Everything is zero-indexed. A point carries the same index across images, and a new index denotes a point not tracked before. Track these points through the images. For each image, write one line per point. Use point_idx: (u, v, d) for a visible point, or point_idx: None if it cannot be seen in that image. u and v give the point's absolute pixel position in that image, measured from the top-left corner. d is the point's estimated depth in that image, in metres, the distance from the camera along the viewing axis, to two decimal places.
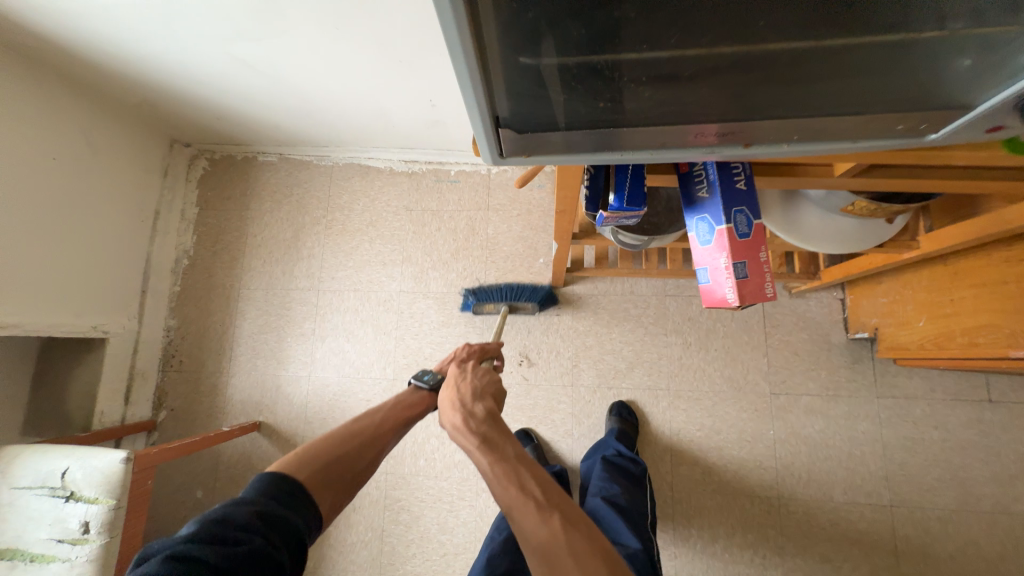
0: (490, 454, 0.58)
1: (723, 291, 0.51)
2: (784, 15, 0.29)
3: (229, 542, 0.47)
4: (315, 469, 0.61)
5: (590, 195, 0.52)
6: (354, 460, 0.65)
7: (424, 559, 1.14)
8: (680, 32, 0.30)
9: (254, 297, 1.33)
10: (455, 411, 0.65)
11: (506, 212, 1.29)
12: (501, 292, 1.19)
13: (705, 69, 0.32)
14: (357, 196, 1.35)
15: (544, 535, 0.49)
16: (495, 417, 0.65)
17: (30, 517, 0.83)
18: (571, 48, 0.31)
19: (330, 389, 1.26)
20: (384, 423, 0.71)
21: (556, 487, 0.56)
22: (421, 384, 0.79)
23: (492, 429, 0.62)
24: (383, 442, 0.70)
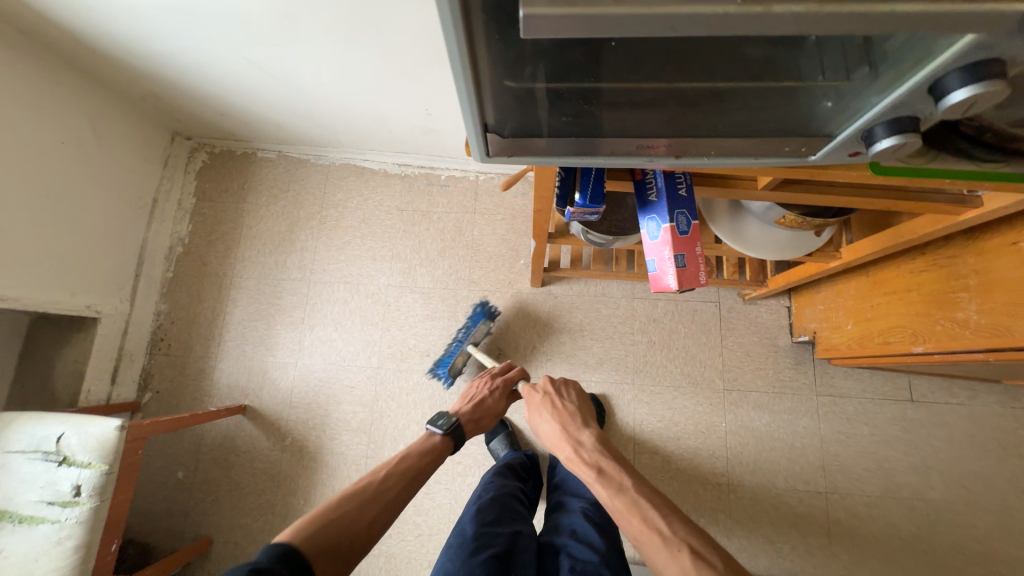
0: (608, 484, 0.71)
1: (667, 278, 0.62)
2: (697, 65, 0.39)
3: None
4: (316, 534, 0.64)
5: (559, 193, 0.62)
6: (355, 519, 0.68)
7: (399, 539, 1.20)
8: (620, 72, 0.39)
9: (246, 286, 1.38)
10: (563, 443, 0.80)
11: (492, 216, 1.39)
12: (457, 343, 1.22)
13: (644, 99, 0.43)
14: (351, 196, 1.43)
15: (677, 569, 0.57)
16: (604, 448, 0.78)
17: (22, 480, 0.87)
18: (542, 78, 0.40)
19: (316, 375, 1.32)
20: (387, 479, 0.76)
21: (686, 523, 0.63)
22: (437, 430, 0.90)
23: (606, 461, 0.75)
24: (387, 497, 0.73)
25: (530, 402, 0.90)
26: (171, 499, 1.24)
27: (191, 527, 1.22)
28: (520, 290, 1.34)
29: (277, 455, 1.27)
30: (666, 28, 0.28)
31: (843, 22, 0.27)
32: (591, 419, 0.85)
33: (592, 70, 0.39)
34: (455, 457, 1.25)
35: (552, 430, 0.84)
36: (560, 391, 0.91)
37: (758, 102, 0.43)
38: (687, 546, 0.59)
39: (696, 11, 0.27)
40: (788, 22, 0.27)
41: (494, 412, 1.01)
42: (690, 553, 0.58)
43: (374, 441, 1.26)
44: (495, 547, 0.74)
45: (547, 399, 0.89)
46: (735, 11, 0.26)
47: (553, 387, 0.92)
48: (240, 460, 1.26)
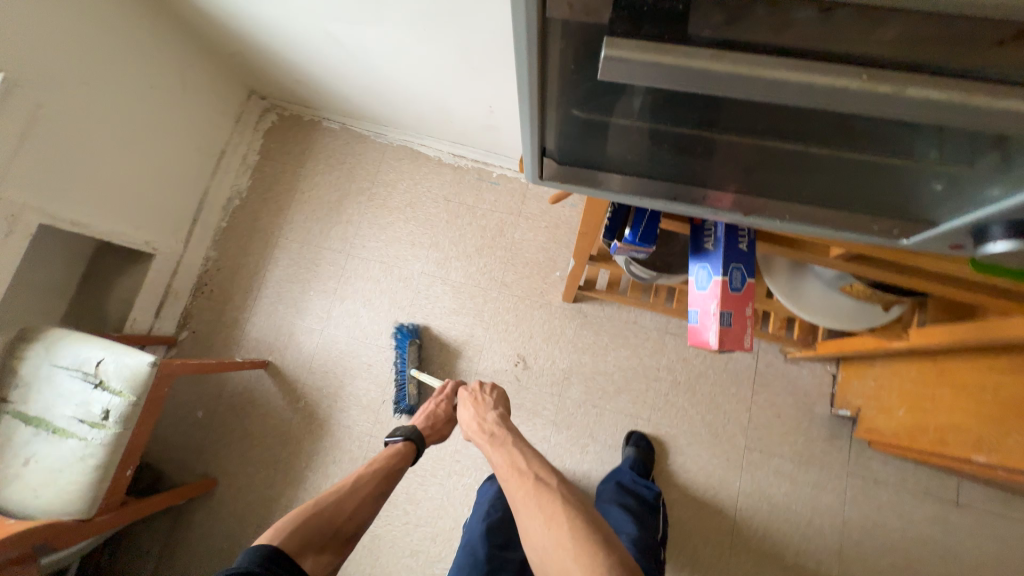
0: (495, 444, 0.81)
1: (708, 334, 0.57)
2: (790, 129, 0.34)
3: None
4: (298, 536, 0.70)
5: (608, 224, 0.58)
6: (334, 519, 0.76)
7: (386, 522, 1.21)
8: (700, 121, 0.36)
9: (290, 247, 1.43)
10: (469, 420, 0.88)
11: (536, 221, 1.37)
12: (401, 369, 1.26)
13: (721, 151, 0.39)
14: (402, 178, 1.44)
15: (524, 496, 0.69)
16: (504, 421, 0.87)
17: (60, 394, 0.94)
18: (611, 113, 0.37)
19: (338, 346, 1.35)
20: (362, 477, 0.83)
21: (545, 465, 0.74)
22: (395, 439, 0.93)
23: (502, 429, 0.84)
24: (363, 494, 0.81)
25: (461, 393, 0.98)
26: (189, 435, 1.31)
27: (202, 464, 1.29)
28: (549, 302, 1.31)
29: (289, 415, 1.31)
30: (763, 94, 0.25)
31: (982, 119, 0.23)
32: (502, 403, 0.93)
33: (668, 116, 0.36)
34: (455, 455, 1.24)
35: (463, 412, 0.91)
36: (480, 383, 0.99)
37: (852, 172, 0.38)
38: (536, 477, 0.71)
39: (807, 82, 0.23)
40: (916, 110, 0.23)
41: (452, 419, 1.02)
42: (536, 481, 0.70)
43: (380, 422, 1.28)
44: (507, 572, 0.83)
45: (472, 389, 0.97)
46: (854, 88, 0.23)
47: (480, 384, 0.98)
48: (255, 413, 1.32)
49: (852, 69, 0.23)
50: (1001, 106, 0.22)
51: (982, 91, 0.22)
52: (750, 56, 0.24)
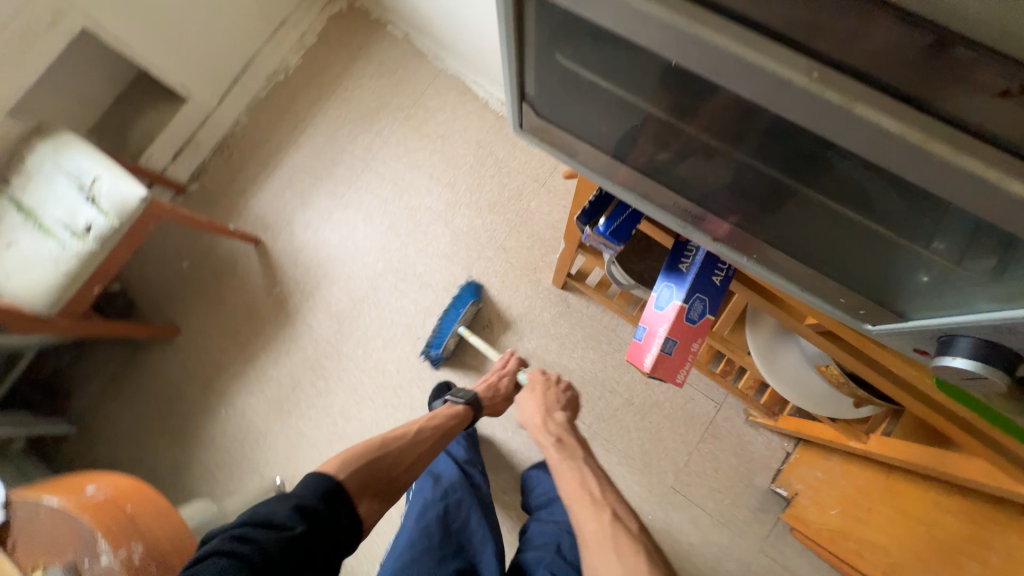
0: (562, 451, 0.85)
1: (646, 355, 0.54)
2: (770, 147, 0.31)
3: (277, 530, 0.58)
4: (360, 474, 0.72)
5: (588, 207, 0.53)
6: (394, 466, 0.77)
7: (316, 423, 1.26)
8: (670, 106, 0.34)
9: (315, 139, 1.43)
10: (534, 412, 0.92)
11: (557, 197, 1.32)
12: (448, 323, 1.21)
13: (689, 153, 0.38)
14: (443, 110, 1.40)
15: (596, 527, 0.70)
16: (570, 428, 0.90)
17: (55, 196, 0.98)
18: (586, 65, 0.34)
19: (327, 249, 1.36)
20: (424, 430, 0.84)
21: (621, 500, 0.76)
22: (456, 399, 0.94)
23: (568, 437, 0.88)
24: (424, 447, 0.83)
25: (531, 379, 0.99)
26: (169, 280, 1.38)
27: (172, 311, 1.36)
28: (539, 280, 1.28)
29: (263, 295, 1.35)
30: (711, 71, 0.27)
31: (915, 162, 0.24)
32: (571, 404, 0.95)
33: (654, 98, 0.34)
34: (397, 389, 1.26)
35: (529, 400, 0.95)
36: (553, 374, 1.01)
37: (838, 230, 0.35)
38: (614, 515, 0.72)
39: (753, 65, 0.25)
40: (865, 137, 0.24)
41: (507, 397, 1.02)
42: (611, 516, 0.71)
43: (340, 333, 1.31)
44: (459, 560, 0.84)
45: (545, 380, 0.99)
46: (799, 84, 0.24)
47: (554, 375, 1.00)
48: (233, 282, 1.36)
49: (803, 64, 0.24)
50: (941, 155, 0.22)
51: (925, 132, 0.22)
52: (698, 10, 0.25)
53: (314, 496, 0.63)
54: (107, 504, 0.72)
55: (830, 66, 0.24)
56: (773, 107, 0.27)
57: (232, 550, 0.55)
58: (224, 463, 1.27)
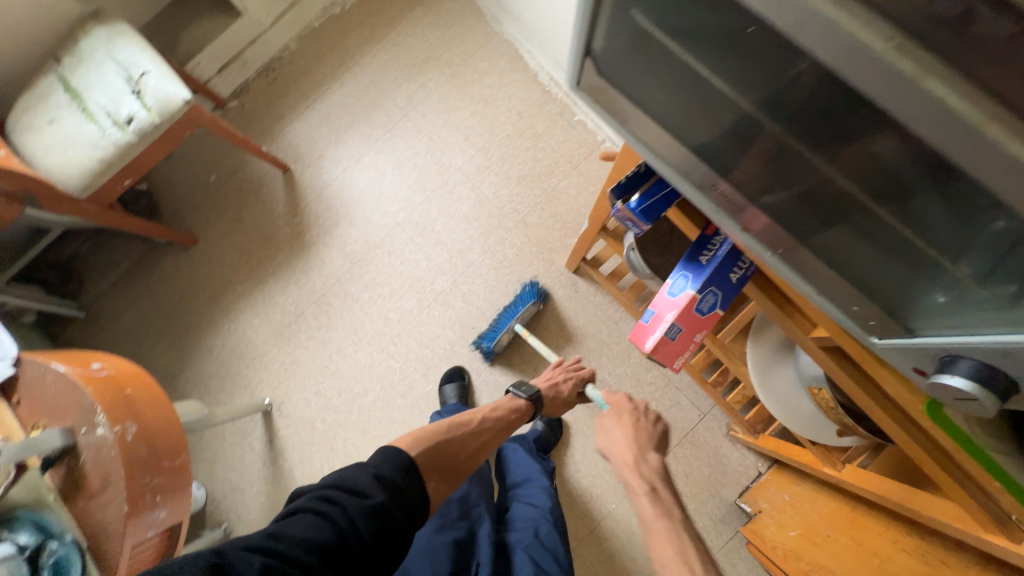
0: (657, 503, 0.72)
1: (649, 336, 0.56)
2: (825, 130, 0.33)
3: (359, 498, 0.57)
4: (427, 455, 0.73)
5: (623, 183, 0.54)
6: (457, 451, 0.78)
7: (311, 355, 1.30)
8: (734, 74, 0.35)
9: (359, 78, 1.42)
10: (627, 449, 0.81)
11: (585, 183, 1.32)
12: (505, 319, 1.20)
13: (743, 131, 0.39)
14: (491, 74, 1.40)
15: None
16: (664, 478, 0.78)
17: (102, 83, 0.99)
18: (662, 22, 0.36)
19: (352, 190, 1.37)
20: (484, 421, 0.85)
21: None
22: (518, 394, 0.94)
23: (662, 488, 0.76)
24: (484, 437, 0.83)
25: (617, 405, 0.90)
26: (195, 189, 1.40)
27: (193, 220, 1.39)
28: (552, 259, 1.29)
29: (282, 222, 1.37)
30: (793, 27, 0.28)
31: (963, 144, 0.25)
32: (661, 443, 0.85)
33: (722, 65, 0.35)
34: (395, 337, 1.29)
35: (619, 431, 0.84)
36: (642, 403, 0.90)
37: (869, 232, 0.37)
38: None
39: (832, 24, 0.26)
40: (925, 112, 0.25)
41: (569, 403, 0.99)
42: None
43: (350, 273, 1.33)
44: (456, 532, 0.77)
45: (635, 410, 0.89)
46: (875, 50, 0.25)
47: (644, 405, 0.90)
48: (255, 204, 1.38)
49: (882, 31, 0.25)
50: (995, 139, 0.23)
51: (988, 115, 0.23)
52: None
53: (394, 466, 0.63)
54: (107, 380, 0.75)
55: (910, 38, 0.25)
56: (842, 74, 0.28)
57: (319, 511, 0.55)
58: (218, 375, 1.31)
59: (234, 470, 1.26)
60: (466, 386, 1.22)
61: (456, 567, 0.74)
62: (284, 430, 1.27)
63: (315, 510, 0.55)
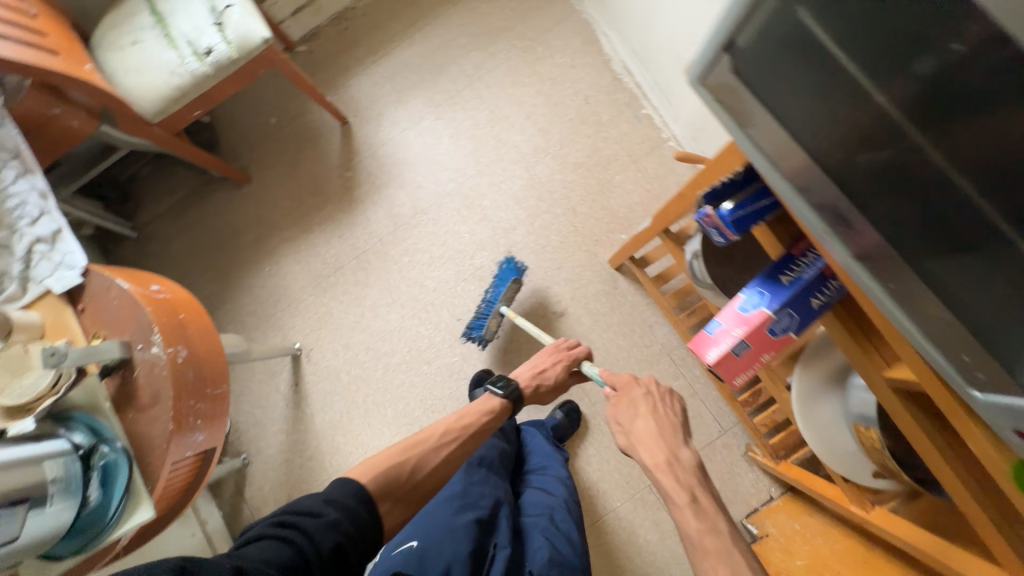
0: (697, 511, 0.70)
1: (711, 348, 0.54)
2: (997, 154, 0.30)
3: (312, 517, 0.60)
4: (378, 481, 0.71)
5: (716, 189, 0.52)
6: (412, 472, 0.75)
7: (346, 308, 1.32)
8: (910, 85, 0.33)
9: (429, 40, 1.40)
10: (659, 446, 0.78)
11: (642, 179, 1.29)
12: (491, 302, 1.18)
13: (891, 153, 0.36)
14: (562, 54, 1.36)
15: None
16: (699, 476, 0.75)
17: (187, 11, 1.00)
18: (833, 25, 0.34)
19: (407, 151, 1.37)
20: (445, 436, 0.81)
21: None
22: (495, 391, 0.92)
23: (700, 491, 0.73)
24: (448, 451, 0.80)
25: (626, 389, 0.88)
26: (256, 129, 1.42)
27: (249, 159, 1.41)
28: (596, 253, 1.27)
29: (334, 174, 1.38)
30: None
31: None
32: (685, 430, 0.83)
33: (892, 55, 0.33)
34: (428, 305, 1.30)
35: (645, 425, 0.81)
36: (657, 388, 0.88)
37: (1008, 270, 0.33)
38: None
39: None
40: None
41: (557, 388, 0.97)
42: None
43: (392, 235, 1.34)
44: (478, 513, 0.78)
45: (648, 394, 0.87)
46: None
47: (658, 389, 0.88)
48: (310, 151, 1.39)
49: None
50: None
51: None
52: None
53: (344, 491, 0.66)
54: (164, 303, 0.78)
55: None
56: None
57: (277, 534, 0.57)
58: (254, 313, 1.35)
59: (259, 406, 1.31)
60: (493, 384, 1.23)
61: (475, 549, 0.75)
62: (310, 377, 1.30)
63: (274, 528, 0.58)
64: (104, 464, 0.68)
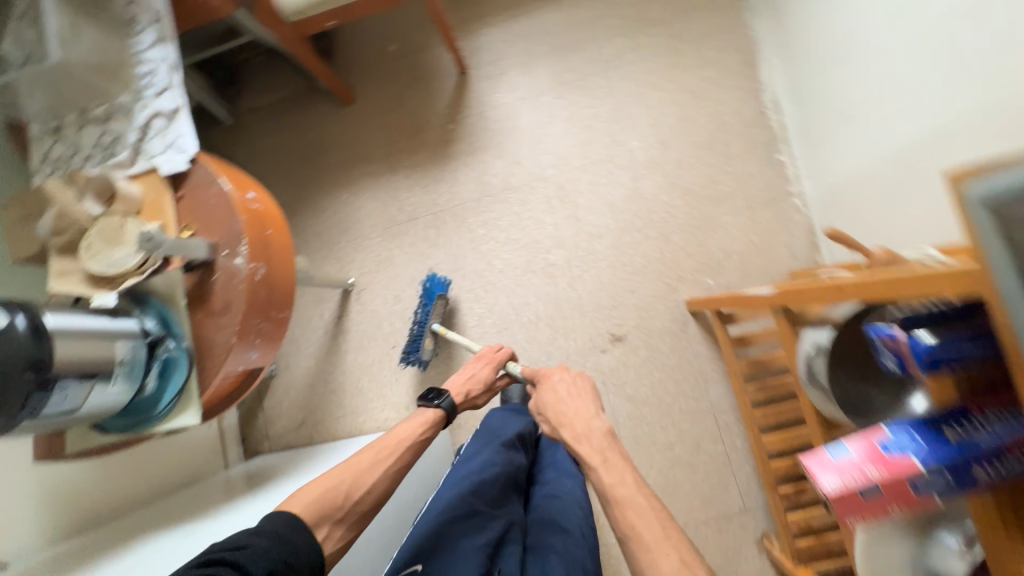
0: (608, 470, 0.70)
1: (829, 475, 0.46)
2: None
3: (238, 550, 0.57)
4: (314, 506, 0.66)
5: (917, 317, 0.45)
6: (350, 491, 0.70)
7: (407, 260, 1.30)
8: None
9: (576, 11, 1.31)
10: (573, 418, 0.78)
11: (751, 229, 1.19)
12: (421, 323, 1.17)
13: None
14: (714, 67, 1.24)
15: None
16: (610, 440, 0.74)
17: None
18: None
19: (515, 121, 1.30)
20: (373, 457, 0.76)
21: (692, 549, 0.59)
22: (432, 404, 0.86)
23: (612, 452, 0.72)
24: (382, 468, 0.75)
25: (543, 374, 0.88)
26: (373, 52, 1.37)
27: (358, 80, 1.37)
28: (675, 289, 1.20)
29: (436, 122, 1.33)
30: None
31: None
32: (596, 397, 0.83)
33: None
34: (489, 284, 1.26)
35: (566, 405, 0.81)
36: (568, 368, 0.88)
37: None
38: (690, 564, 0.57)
39: None
40: None
41: (488, 392, 0.96)
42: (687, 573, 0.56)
43: (475, 202, 1.29)
44: (488, 534, 0.75)
45: (563, 378, 0.86)
46: None
47: (569, 371, 0.87)
48: (420, 91, 1.34)
49: None
50: None
51: None
52: None
53: (266, 522, 0.62)
54: (256, 215, 0.77)
55: None
56: None
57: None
58: (319, 235, 1.34)
59: (299, 325, 1.32)
60: None
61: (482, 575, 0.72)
62: (354, 315, 1.30)
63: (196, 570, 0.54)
64: (166, 358, 0.68)
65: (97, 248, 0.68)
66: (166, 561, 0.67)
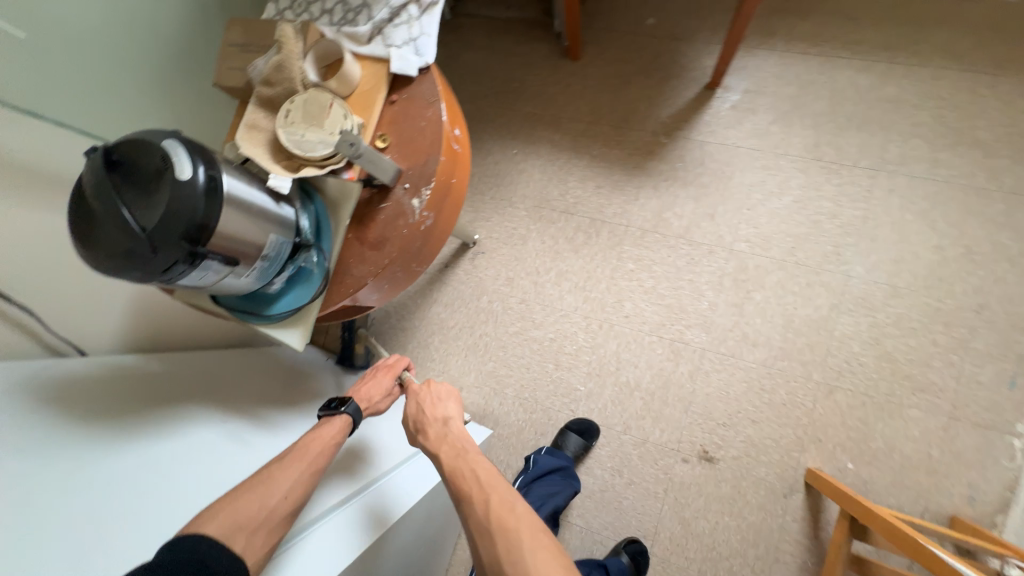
0: (456, 467, 0.63)
1: None
2: None
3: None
4: (223, 521, 0.53)
5: None
6: (260, 498, 0.56)
7: (539, 248, 1.17)
8: None
9: (880, 85, 1.05)
10: (422, 429, 0.69)
11: (939, 439, 0.94)
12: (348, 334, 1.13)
13: None
14: (1014, 235, 0.96)
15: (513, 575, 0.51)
16: (460, 442, 0.66)
17: None
18: None
19: (736, 169, 1.09)
20: (281, 467, 0.60)
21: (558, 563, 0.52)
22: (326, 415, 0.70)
23: (460, 451, 0.65)
24: (292, 476, 0.60)
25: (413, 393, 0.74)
26: (627, 19, 1.19)
27: (595, 38, 1.20)
28: (805, 447, 0.99)
29: (650, 125, 1.14)
30: None
31: None
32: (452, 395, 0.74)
33: None
34: (608, 320, 1.11)
35: (419, 412, 0.71)
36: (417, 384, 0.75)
37: None
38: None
39: None
40: None
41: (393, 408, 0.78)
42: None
43: (642, 230, 1.12)
44: None
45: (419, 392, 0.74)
46: None
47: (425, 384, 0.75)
48: (653, 82, 1.15)
49: None
50: None
51: None
52: None
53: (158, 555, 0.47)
54: (454, 157, 0.65)
55: None
56: None
57: None
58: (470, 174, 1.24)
59: None
60: (586, 450, 1.06)
61: None
62: (460, 271, 1.21)
63: None
64: (301, 266, 0.62)
65: (294, 119, 0.61)
66: (197, 477, 0.61)
